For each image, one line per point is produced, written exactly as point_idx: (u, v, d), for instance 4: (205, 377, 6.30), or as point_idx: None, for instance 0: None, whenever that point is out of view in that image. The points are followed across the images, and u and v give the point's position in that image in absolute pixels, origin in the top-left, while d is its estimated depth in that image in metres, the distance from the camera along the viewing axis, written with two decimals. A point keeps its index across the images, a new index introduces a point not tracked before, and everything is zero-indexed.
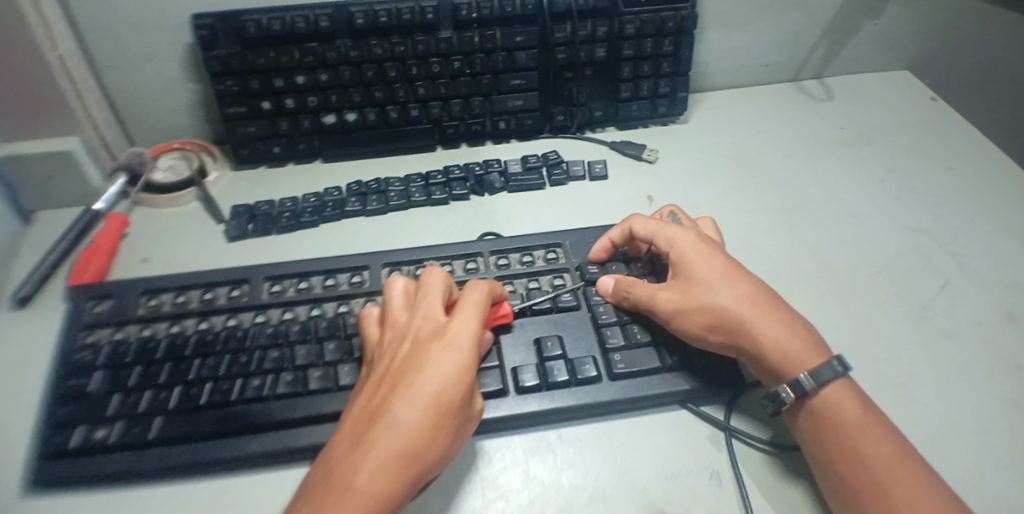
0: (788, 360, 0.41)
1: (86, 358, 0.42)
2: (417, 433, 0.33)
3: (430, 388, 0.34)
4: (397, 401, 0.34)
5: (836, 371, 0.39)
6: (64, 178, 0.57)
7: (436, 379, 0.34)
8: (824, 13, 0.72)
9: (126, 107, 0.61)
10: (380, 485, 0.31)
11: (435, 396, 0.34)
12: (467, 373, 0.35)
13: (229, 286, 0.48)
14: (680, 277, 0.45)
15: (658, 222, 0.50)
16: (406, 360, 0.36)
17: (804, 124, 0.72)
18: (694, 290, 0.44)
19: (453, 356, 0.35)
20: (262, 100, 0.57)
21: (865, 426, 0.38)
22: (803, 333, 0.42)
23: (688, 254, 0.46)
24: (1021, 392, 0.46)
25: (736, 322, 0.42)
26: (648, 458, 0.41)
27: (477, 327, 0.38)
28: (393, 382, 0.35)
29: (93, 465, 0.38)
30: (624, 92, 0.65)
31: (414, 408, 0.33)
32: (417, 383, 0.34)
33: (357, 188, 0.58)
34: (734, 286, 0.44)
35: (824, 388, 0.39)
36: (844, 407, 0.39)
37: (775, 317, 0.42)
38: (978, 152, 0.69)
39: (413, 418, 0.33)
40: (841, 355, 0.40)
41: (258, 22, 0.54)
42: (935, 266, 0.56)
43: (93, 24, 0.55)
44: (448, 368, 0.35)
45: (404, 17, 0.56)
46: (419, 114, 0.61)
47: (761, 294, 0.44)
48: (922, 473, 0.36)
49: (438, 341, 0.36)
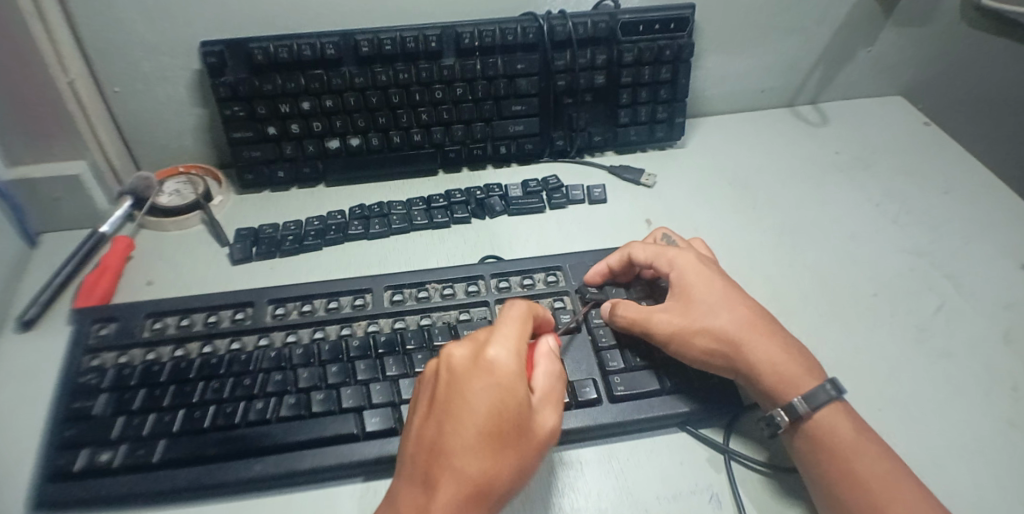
0: (785, 382, 0.41)
1: (92, 381, 0.42)
2: (477, 469, 0.32)
3: (479, 423, 0.32)
4: (450, 439, 0.32)
5: (830, 394, 0.40)
6: (71, 201, 0.58)
7: (487, 412, 0.33)
8: (817, 41, 0.74)
9: (135, 132, 0.63)
10: None
11: (486, 429, 0.33)
12: (517, 398, 0.34)
13: (233, 308, 0.48)
14: (678, 297, 0.46)
15: (656, 245, 0.50)
16: (451, 391, 0.34)
17: (801, 149, 0.74)
18: (694, 313, 0.45)
19: (498, 382, 0.33)
20: (268, 125, 0.59)
21: (859, 446, 0.38)
22: (797, 356, 0.43)
23: (687, 275, 0.47)
24: (1018, 413, 0.46)
25: (735, 345, 0.43)
26: (648, 481, 0.41)
27: (519, 344, 0.36)
28: (441, 417, 0.33)
29: (95, 487, 0.38)
30: (623, 117, 0.66)
31: (468, 445, 0.32)
32: (468, 416, 0.33)
33: (359, 211, 0.59)
34: (733, 310, 0.44)
35: (818, 412, 0.40)
36: (836, 427, 0.39)
37: (772, 340, 0.43)
38: (971, 175, 0.70)
39: (469, 456, 0.32)
40: (834, 379, 0.41)
41: (265, 49, 0.55)
42: (932, 289, 0.57)
43: (105, 53, 0.56)
44: (497, 397, 0.33)
45: (408, 45, 0.57)
46: (422, 138, 0.62)
47: (759, 318, 0.45)
48: (918, 491, 0.36)
49: (482, 367, 0.34)
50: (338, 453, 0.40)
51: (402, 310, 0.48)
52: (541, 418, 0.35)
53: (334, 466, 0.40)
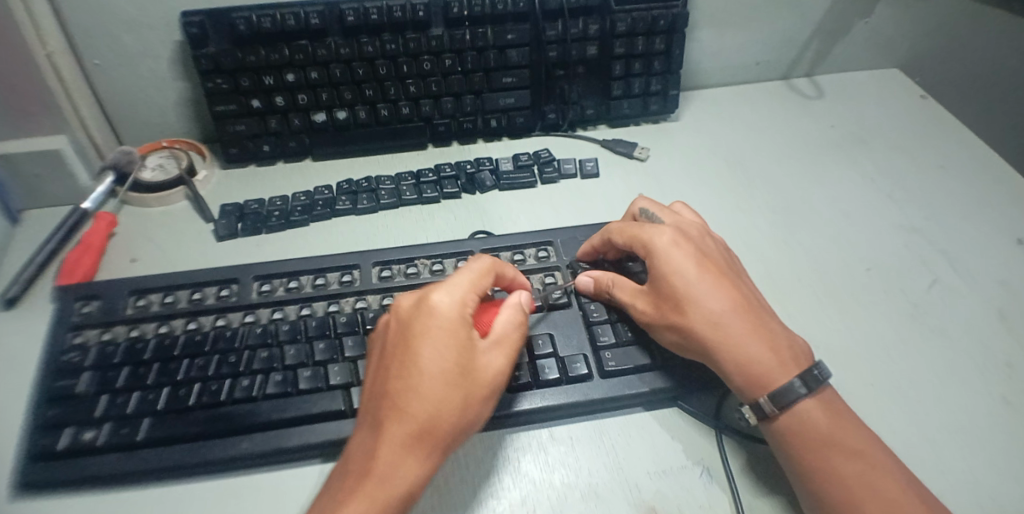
0: (753, 379, 0.39)
1: (75, 359, 0.42)
2: (421, 407, 0.34)
3: (421, 364, 0.35)
4: (394, 381, 0.35)
5: (800, 393, 0.38)
6: (52, 177, 0.56)
7: (427, 354, 0.35)
8: (814, 12, 0.73)
9: (116, 106, 0.61)
10: (397, 460, 0.33)
11: (429, 370, 0.35)
12: (459, 341, 0.36)
13: (218, 286, 0.47)
14: (653, 285, 0.44)
15: (632, 225, 0.47)
16: (397, 339, 0.37)
17: (796, 123, 0.72)
18: (666, 306, 0.42)
19: (440, 328, 0.36)
20: (252, 98, 0.57)
21: (834, 432, 0.37)
22: (770, 349, 0.40)
23: (666, 258, 0.43)
24: (1010, 389, 0.46)
25: (709, 340, 0.40)
26: (638, 457, 0.41)
27: (464, 293, 0.38)
28: (389, 363, 0.36)
29: (81, 467, 0.37)
30: (616, 90, 0.65)
31: (410, 386, 0.35)
32: (411, 359, 0.35)
33: (347, 186, 0.58)
34: (705, 301, 0.41)
35: (789, 408, 0.38)
36: (812, 425, 0.38)
37: (745, 332, 0.40)
38: (968, 150, 0.69)
39: (412, 395, 0.34)
40: (807, 376, 0.39)
41: (247, 19, 0.53)
42: (927, 264, 0.56)
43: (81, 25, 0.54)
44: (438, 340, 0.35)
45: (395, 15, 0.56)
46: (410, 112, 0.61)
47: (733, 307, 0.41)
48: (890, 495, 0.35)
49: (425, 313, 0.36)
50: (325, 430, 0.40)
51: (390, 286, 0.47)
52: (490, 361, 0.37)
53: (322, 444, 0.39)
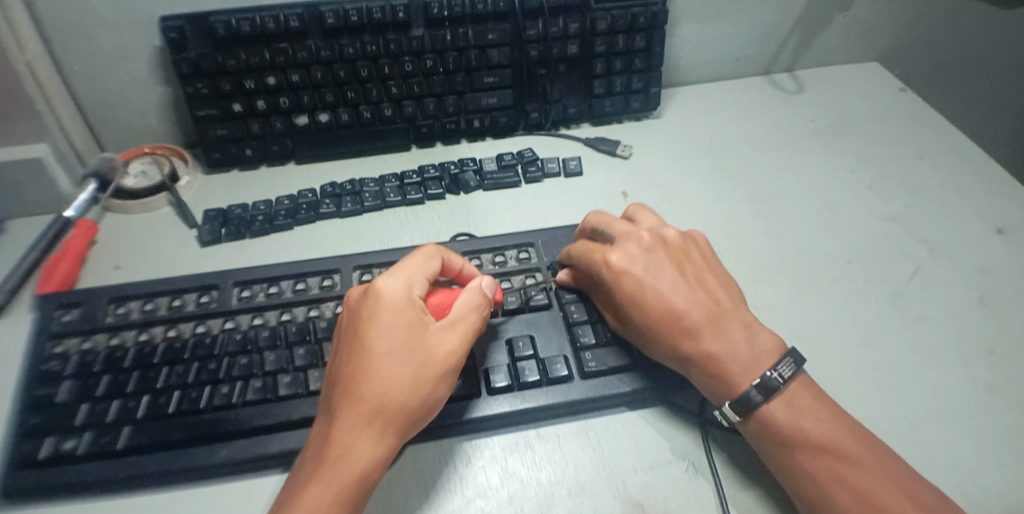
0: (711, 390, 0.41)
1: (54, 368, 0.41)
2: (369, 386, 0.36)
3: (368, 344, 0.37)
4: (345, 364, 0.37)
5: (755, 401, 0.38)
6: (33, 185, 0.56)
7: (374, 336, 0.37)
8: (793, 7, 0.73)
9: (96, 112, 0.61)
10: (349, 438, 0.35)
11: (375, 349, 0.37)
12: (404, 321, 0.38)
13: (198, 292, 0.47)
14: (618, 310, 0.45)
15: (587, 250, 0.47)
16: (349, 326, 0.39)
17: (777, 117, 0.73)
18: (630, 330, 0.44)
19: (386, 311, 0.38)
20: (233, 102, 0.57)
21: (806, 421, 0.38)
22: (720, 361, 0.40)
23: (633, 270, 0.44)
24: (992, 375, 0.47)
25: (669, 353, 0.42)
26: (624, 452, 0.41)
27: (409, 279, 0.40)
28: (341, 350, 0.38)
29: (64, 474, 0.37)
30: (598, 88, 0.65)
31: (359, 366, 0.36)
32: (360, 342, 0.37)
33: (331, 189, 0.58)
34: (654, 326, 0.42)
35: (752, 413, 0.39)
36: (781, 424, 0.38)
37: (696, 348, 0.40)
38: (948, 140, 0.70)
39: (361, 375, 0.36)
40: (763, 381, 0.39)
41: (227, 23, 0.53)
42: (908, 254, 0.57)
43: (58, 31, 0.54)
44: (383, 322, 0.38)
45: (375, 16, 0.56)
46: (393, 113, 0.61)
47: (682, 323, 0.41)
48: (865, 488, 0.35)
49: (371, 298, 0.39)
50: (305, 436, 0.40)
51: None
52: (442, 340, 0.38)
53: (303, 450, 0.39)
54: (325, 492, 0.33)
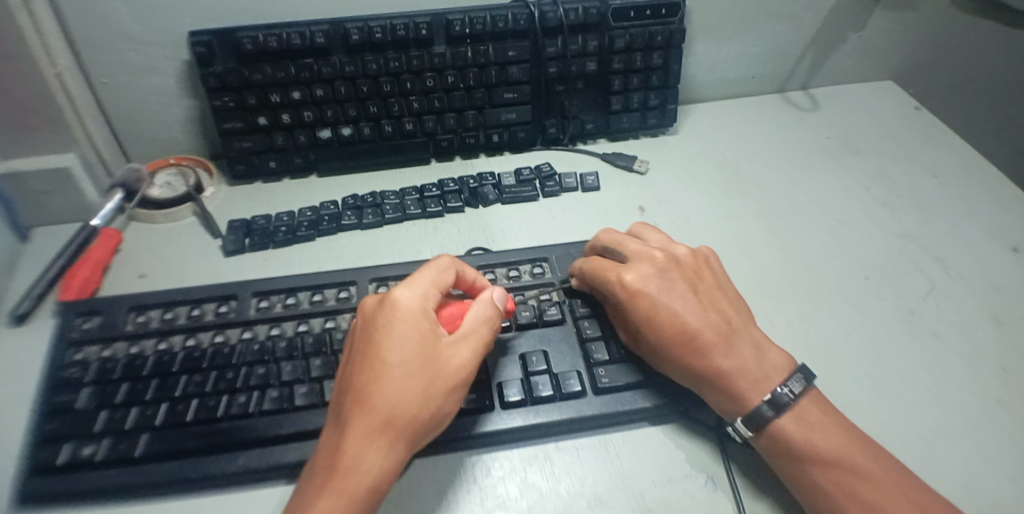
0: (723, 407, 0.41)
1: (75, 375, 0.42)
2: (381, 396, 0.36)
3: (382, 354, 0.37)
4: (358, 373, 0.38)
5: (767, 415, 0.39)
6: (59, 194, 0.57)
7: (388, 346, 0.38)
8: (808, 26, 0.74)
9: (122, 123, 0.62)
10: (359, 448, 0.35)
11: (389, 360, 0.37)
12: (418, 333, 0.39)
13: (216, 302, 0.48)
14: (631, 328, 0.45)
15: (598, 268, 0.47)
16: (363, 335, 0.40)
17: (791, 135, 0.74)
18: (643, 349, 0.44)
19: (400, 321, 0.39)
20: (258, 115, 0.58)
21: (813, 432, 0.38)
22: (732, 380, 0.40)
23: (647, 288, 0.44)
24: (1008, 394, 0.47)
25: (683, 372, 0.42)
26: (641, 466, 0.42)
27: (425, 290, 0.41)
28: (354, 358, 0.39)
29: (82, 480, 0.38)
30: (615, 104, 0.66)
31: (372, 376, 0.37)
32: (374, 352, 0.38)
33: (352, 201, 0.59)
34: (667, 346, 0.42)
35: (763, 428, 0.39)
36: (792, 437, 0.38)
37: (708, 367, 0.41)
38: (962, 159, 0.70)
39: (374, 385, 0.37)
40: (772, 397, 0.39)
41: (254, 38, 0.55)
42: (922, 271, 0.57)
43: (90, 45, 0.56)
44: (397, 332, 0.38)
45: (399, 33, 0.57)
46: (414, 127, 0.62)
47: (695, 342, 0.41)
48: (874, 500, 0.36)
49: (388, 308, 0.39)
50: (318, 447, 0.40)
51: None
52: (454, 353, 0.39)
53: None
54: (334, 500, 0.34)
